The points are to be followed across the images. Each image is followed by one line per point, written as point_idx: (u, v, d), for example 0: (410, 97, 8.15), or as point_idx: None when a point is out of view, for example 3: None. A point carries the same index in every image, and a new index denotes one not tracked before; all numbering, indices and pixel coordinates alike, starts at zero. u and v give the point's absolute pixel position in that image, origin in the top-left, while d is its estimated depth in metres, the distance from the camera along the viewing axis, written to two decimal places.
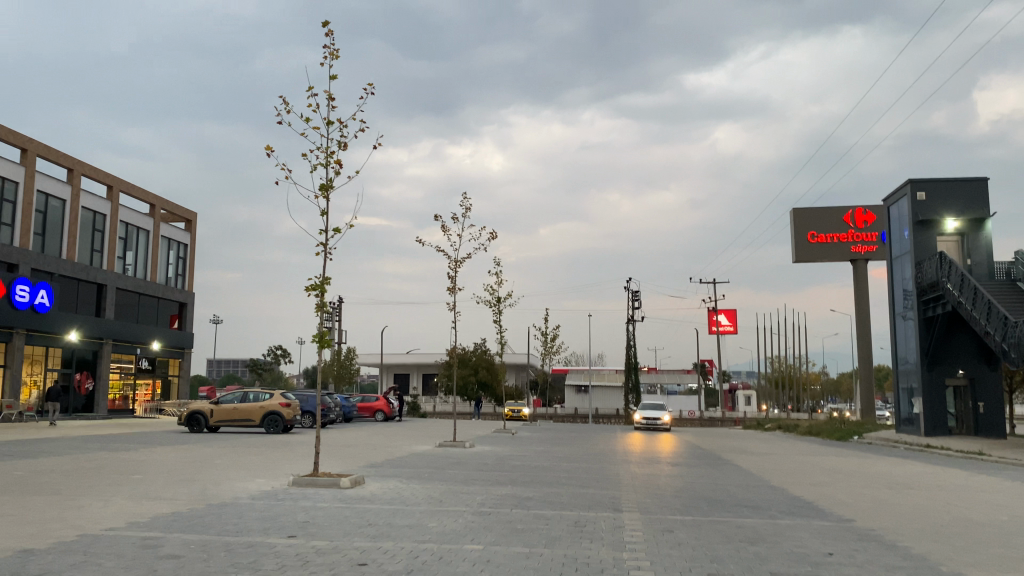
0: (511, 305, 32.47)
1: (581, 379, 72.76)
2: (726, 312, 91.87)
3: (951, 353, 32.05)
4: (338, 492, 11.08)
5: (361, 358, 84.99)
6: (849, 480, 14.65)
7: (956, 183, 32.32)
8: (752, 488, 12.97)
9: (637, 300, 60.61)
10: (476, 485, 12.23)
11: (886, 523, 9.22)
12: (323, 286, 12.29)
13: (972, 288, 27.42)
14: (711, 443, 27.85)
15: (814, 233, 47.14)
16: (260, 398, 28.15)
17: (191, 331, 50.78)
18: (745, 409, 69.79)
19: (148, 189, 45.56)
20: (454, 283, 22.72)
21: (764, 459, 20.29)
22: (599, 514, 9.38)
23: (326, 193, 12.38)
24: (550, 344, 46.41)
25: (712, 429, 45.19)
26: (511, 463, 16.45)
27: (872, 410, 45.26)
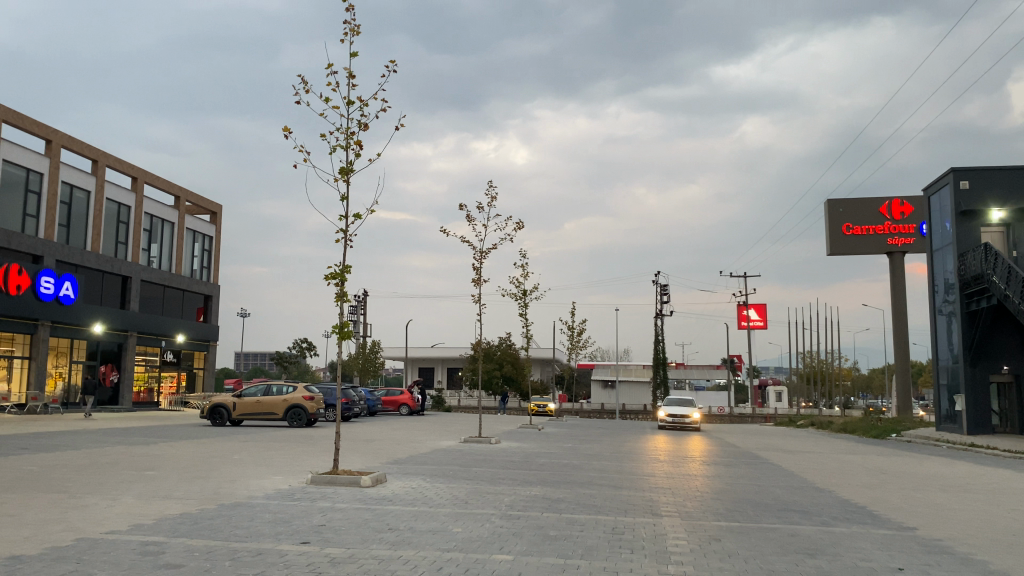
0: (538, 299, 31.70)
1: (608, 374, 71.90)
2: (755, 307, 90.53)
3: (996, 349, 30.89)
4: (357, 491, 10.46)
5: (387, 352, 84.76)
6: (898, 483, 13.78)
7: (1001, 172, 31.13)
8: (797, 491, 12.16)
9: (666, 294, 59.61)
10: (504, 485, 11.56)
11: (954, 532, 8.39)
12: (344, 274, 11.66)
13: (1020, 281, 26.31)
14: (745, 441, 26.97)
15: (849, 225, 45.93)
16: (283, 391, 27.68)
17: (216, 324, 50.66)
18: (775, 405, 68.55)
19: (172, 181, 45.39)
20: (479, 274, 22.04)
21: (803, 459, 19.44)
22: (637, 520, 8.66)
23: (347, 176, 11.74)
24: (577, 339, 45.60)
25: (742, 426, 44.26)
26: (539, 460, 15.77)
27: (909, 407, 44.03)
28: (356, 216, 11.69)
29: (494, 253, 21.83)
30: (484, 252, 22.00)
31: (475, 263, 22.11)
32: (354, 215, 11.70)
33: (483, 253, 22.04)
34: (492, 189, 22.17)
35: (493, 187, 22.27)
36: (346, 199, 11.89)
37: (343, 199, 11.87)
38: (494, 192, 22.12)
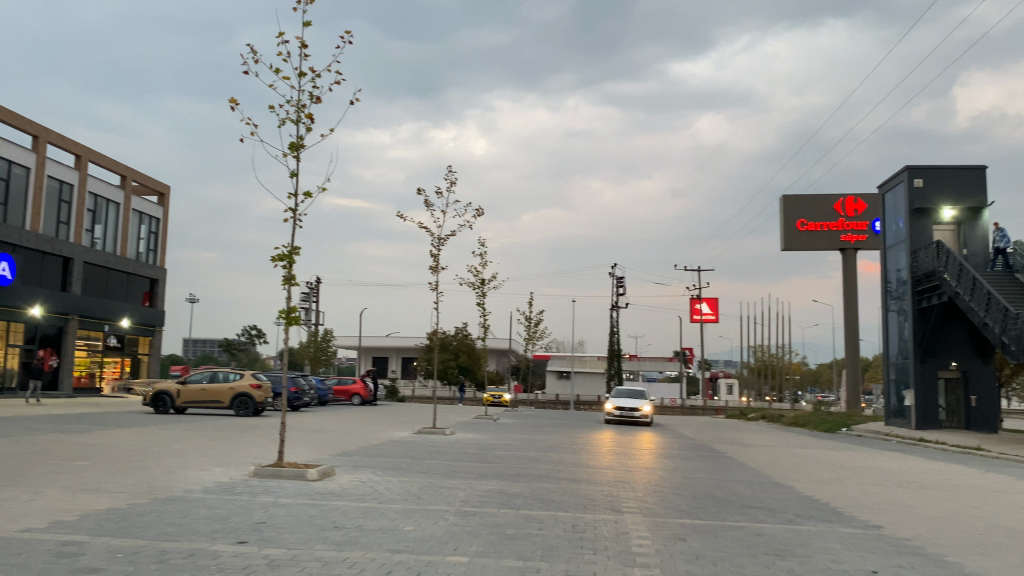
0: (496, 288, 31.20)
1: (563, 365, 71.85)
2: (708, 301, 91.37)
3: (944, 345, 31.38)
4: (303, 485, 9.89)
5: (340, 340, 83.57)
6: (856, 478, 13.66)
7: (954, 171, 31.55)
8: (758, 486, 11.92)
9: (622, 286, 59.64)
10: (458, 479, 11.08)
11: (922, 532, 8.15)
12: (292, 257, 11.06)
13: (971, 278, 26.66)
14: (700, 434, 26.91)
15: (803, 221, 46.35)
16: (229, 378, 26.83)
17: (162, 308, 49.21)
18: (727, 399, 69.20)
19: (117, 161, 43.79)
20: (436, 261, 21.51)
21: (759, 452, 19.37)
22: (598, 517, 8.27)
23: (298, 153, 11.11)
24: (533, 330, 45.28)
25: (695, 418, 44.48)
26: (495, 452, 15.34)
27: (858, 401, 44.70)
28: (306, 195, 11.08)
29: (452, 240, 21.28)
30: (441, 238, 21.44)
31: (432, 249, 21.57)
32: (304, 195, 11.07)
33: (440, 239, 21.49)
34: (451, 174, 21.57)
35: (452, 171, 21.67)
36: (296, 177, 11.26)
37: (293, 177, 11.24)
38: (453, 176, 21.54)
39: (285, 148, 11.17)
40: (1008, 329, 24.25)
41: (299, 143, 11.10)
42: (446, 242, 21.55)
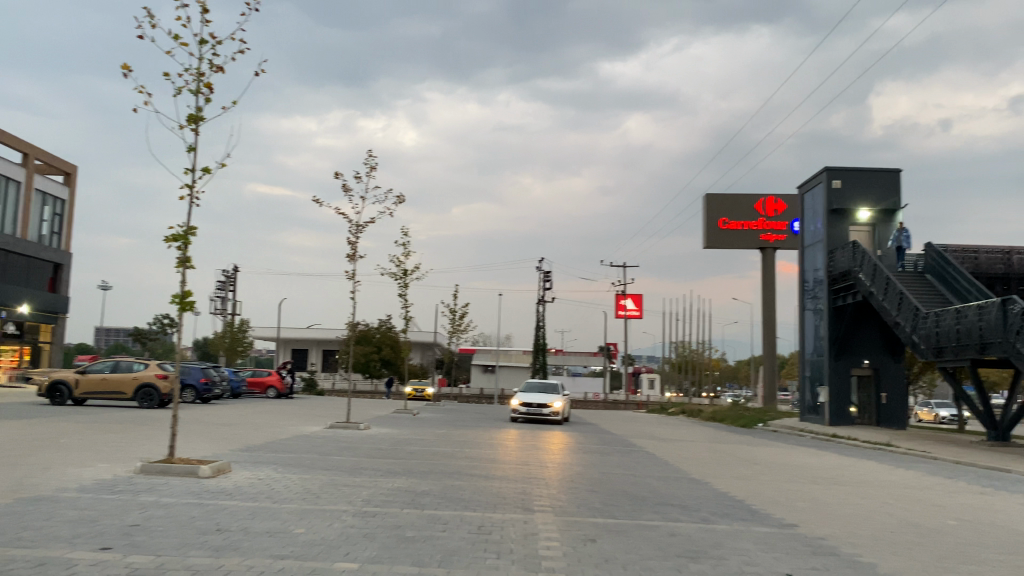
0: (418, 279, 30.48)
1: (488, 359, 71.52)
2: (633, 297, 92.44)
3: (858, 343, 32.23)
4: (192, 484, 9.13)
5: (260, 331, 81.31)
6: (770, 474, 13.64)
7: (870, 173, 32.41)
8: (674, 482, 11.69)
9: (548, 281, 59.55)
10: (364, 476, 10.48)
11: (837, 531, 7.98)
12: (188, 237, 10.28)
13: (884, 278, 27.35)
14: (620, 429, 26.88)
15: (725, 220, 47.03)
16: (133, 368, 25.44)
17: (66, 295, 46.76)
18: (649, 393, 70.16)
19: (19, 138, 41.32)
20: (354, 249, 20.74)
21: (677, 447, 19.31)
22: (507, 517, 7.83)
23: (196, 126, 10.34)
24: (458, 323, 44.68)
25: (616, 413, 44.78)
26: (408, 448, 14.78)
27: (774, 397, 45.68)
28: (204, 171, 10.31)
29: (371, 227, 20.60)
30: (360, 225, 20.70)
31: (350, 237, 20.79)
32: (202, 171, 10.31)
33: (359, 226, 20.76)
34: (370, 157, 20.83)
35: (371, 154, 20.92)
36: (194, 152, 10.48)
37: (190, 151, 10.46)
38: (371, 161, 20.79)
39: (182, 121, 10.37)
40: (918, 328, 24.96)
41: (197, 115, 10.32)
42: (363, 229, 20.82)
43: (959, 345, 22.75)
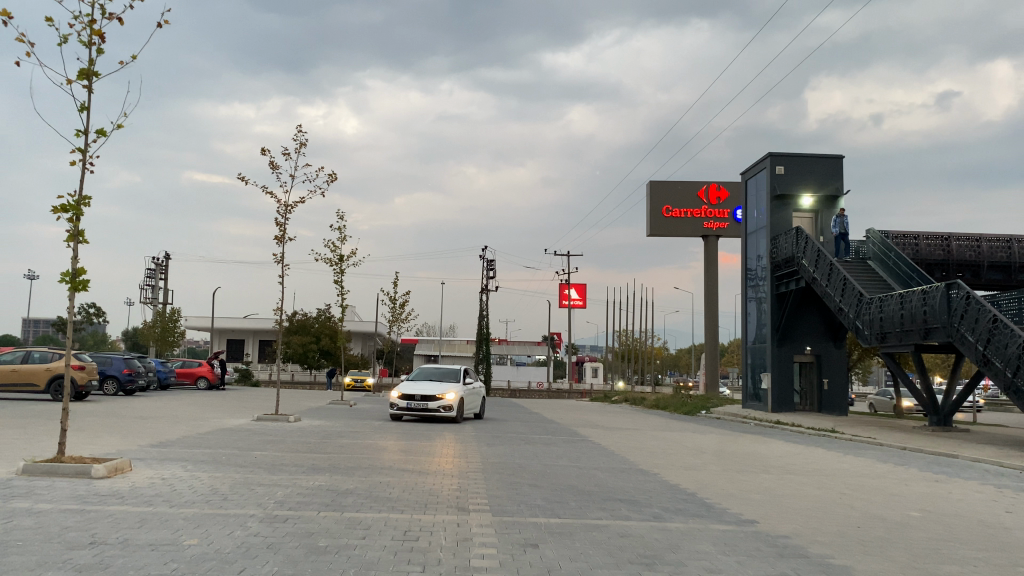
0: (355, 265, 29.20)
1: (430, 349, 70.39)
2: (576, 286, 92.28)
3: (800, 330, 32.25)
4: (81, 485, 8.00)
5: (194, 321, 78.62)
6: (720, 464, 13.07)
7: (812, 159, 32.37)
8: (622, 474, 10.95)
9: (491, 269, 58.61)
10: (282, 474, 9.46)
11: (798, 527, 7.31)
12: (80, 207, 9.09)
13: (828, 264, 27.24)
14: (565, 418, 26.26)
15: (669, 208, 46.79)
16: (46, 358, 23.79)
17: None
18: (592, 382, 70.02)
19: None
20: (283, 230, 19.55)
21: (622, 436, 18.71)
22: (438, 519, 6.93)
23: (89, 81, 9.11)
24: (398, 311, 43.43)
25: (559, 402, 44.29)
26: (338, 441, 13.77)
27: (716, 385, 45.74)
28: (100, 133, 9.11)
29: (302, 206, 19.49)
30: (289, 204, 19.55)
31: (279, 217, 19.57)
32: (96, 134, 9.11)
33: (288, 205, 19.60)
34: (300, 132, 19.77)
35: (301, 129, 19.86)
36: (87, 111, 9.25)
37: (83, 110, 9.22)
38: (302, 136, 19.73)
39: (72, 75, 9.12)
40: (862, 314, 24.88)
41: (90, 70, 9.09)
42: (293, 209, 19.69)
43: (903, 331, 22.71)
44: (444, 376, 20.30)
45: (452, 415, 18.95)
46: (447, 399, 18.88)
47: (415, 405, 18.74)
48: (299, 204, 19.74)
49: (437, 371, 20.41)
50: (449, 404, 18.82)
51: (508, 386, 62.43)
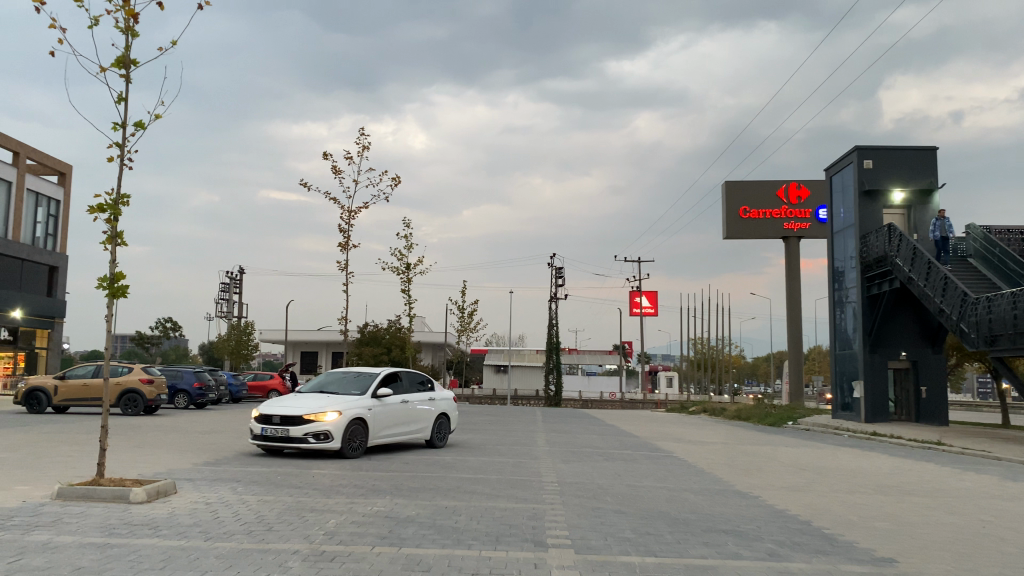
0: (422, 274, 28.44)
1: (501, 359, 69.48)
2: (648, 294, 90.39)
3: (894, 335, 30.11)
4: (115, 513, 7.19)
5: (268, 335, 79.66)
6: (827, 484, 11.64)
7: (903, 152, 30.30)
8: (719, 498, 9.66)
9: (561, 277, 57.44)
10: (339, 497, 8.52)
11: (950, 569, 5.97)
12: (118, 207, 8.39)
13: (926, 262, 25.23)
14: (644, 431, 24.85)
15: (747, 208, 44.95)
16: (116, 372, 23.67)
17: (62, 298, 45.19)
18: (667, 392, 68.06)
19: (10, 135, 39.53)
20: (347, 238, 18.72)
21: (710, 450, 17.33)
22: (512, 557, 5.86)
23: (126, 70, 8.39)
24: (466, 321, 42.63)
25: (634, 412, 42.72)
26: (405, 458, 12.84)
27: (801, 394, 43.55)
28: (138, 126, 8.39)
29: (366, 212, 18.68)
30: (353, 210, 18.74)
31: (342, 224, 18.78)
32: (135, 127, 8.38)
33: (352, 212, 18.80)
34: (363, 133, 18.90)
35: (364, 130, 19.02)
36: (125, 102, 8.53)
37: (120, 102, 8.51)
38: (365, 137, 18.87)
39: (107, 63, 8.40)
40: (966, 316, 22.81)
41: (127, 57, 8.36)
42: (357, 216, 18.90)
43: (1016, 333, 20.61)
44: (349, 385, 13.35)
45: (335, 445, 11.97)
46: (325, 421, 11.93)
47: (273, 432, 11.95)
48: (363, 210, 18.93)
49: (342, 377, 13.50)
50: (327, 428, 11.89)
51: (581, 397, 60.96)
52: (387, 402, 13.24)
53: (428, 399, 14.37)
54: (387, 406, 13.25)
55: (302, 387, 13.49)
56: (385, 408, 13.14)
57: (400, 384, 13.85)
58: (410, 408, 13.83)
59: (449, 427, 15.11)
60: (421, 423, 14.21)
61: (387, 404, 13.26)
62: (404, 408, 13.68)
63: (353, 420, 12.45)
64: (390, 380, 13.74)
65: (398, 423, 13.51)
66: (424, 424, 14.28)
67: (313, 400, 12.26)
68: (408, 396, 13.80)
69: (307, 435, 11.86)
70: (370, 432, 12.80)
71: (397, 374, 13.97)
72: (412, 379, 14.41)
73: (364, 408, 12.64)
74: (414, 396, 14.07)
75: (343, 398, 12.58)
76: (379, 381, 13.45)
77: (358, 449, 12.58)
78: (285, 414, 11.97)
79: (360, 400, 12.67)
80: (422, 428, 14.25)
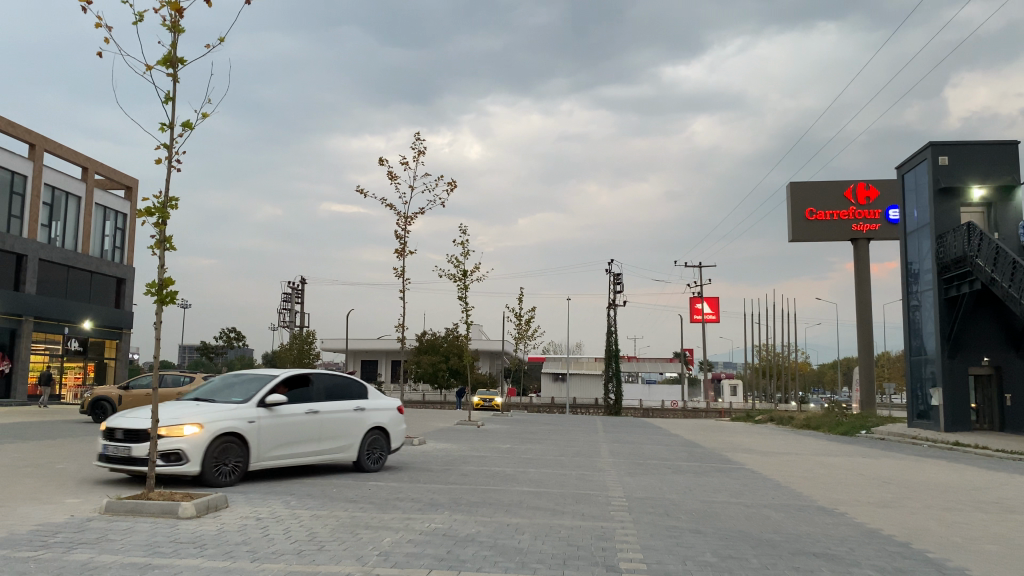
0: (480, 281, 28.07)
1: (559, 367, 68.76)
2: (708, 300, 88.68)
3: (975, 339, 28.52)
4: (161, 530, 6.86)
5: (328, 344, 80.46)
6: (917, 500, 10.76)
7: (981, 148, 28.80)
8: (803, 516, 8.94)
9: (620, 283, 56.57)
10: (394, 512, 8.09)
11: None
12: (166, 210, 8.13)
13: (1010, 262, 23.79)
14: (710, 441, 23.94)
15: (813, 210, 43.56)
16: (178, 381, 23.84)
17: (129, 309, 46.22)
18: (730, 400, 66.42)
19: (79, 151, 40.64)
20: (403, 243, 18.40)
21: (782, 462, 16.44)
22: None
23: (172, 68, 8.15)
24: (524, 328, 42.13)
25: (697, 422, 41.62)
26: (464, 469, 12.39)
27: (873, 401, 41.74)
28: (185, 126, 8.13)
29: (423, 217, 18.35)
30: (409, 215, 18.43)
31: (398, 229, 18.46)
32: (182, 127, 8.13)
33: (408, 217, 18.47)
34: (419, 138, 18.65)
35: (419, 136, 18.78)
36: (172, 103, 8.28)
37: (167, 101, 8.27)
38: (421, 142, 18.59)
39: (153, 62, 8.17)
40: None
41: (173, 55, 8.13)
42: (412, 221, 18.58)
43: None
44: (239, 389, 10.47)
45: (194, 469, 9.14)
46: (178, 436, 9.10)
47: (117, 449, 9.24)
48: (419, 216, 18.60)
49: (234, 381, 10.65)
50: (181, 445, 9.05)
51: (641, 405, 59.86)
52: (285, 412, 10.34)
53: (351, 410, 11.34)
54: (285, 418, 10.32)
55: (187, 395, 10.75)
56: (279, 419, 10.21)
57: (309, 390, 10.90)
58: (324, 421, 10.86)
59: (387, 445, 12.00)
60: (343, 440, 11.17)
61: (285, 416, 10.33)
62: (312, 420, 10.69)
63: (226, 435, 9.59)
64: (295, 386, 10.79)
65: (303, 440, 10.53)
66: (347, 442, 11.23)
67: (173, 410, 9.47)
68: (319, 405, 10.83)
69: (153, 456, 9.04)
70: (251, 452, 9.85)
71: (309, 377, 11.04)
72: (333, 384, 11.43)
73: (243, 420, 9.75)
74: (328, 406, 11.07)
75: (214, 407, 9.72)
76: (275, 387, 10.54)
77: (237, 472, 9.67)
78: (132, 427, 9.22)
79: (238, 409, 9.79)
80: (346, 446, 11.21)
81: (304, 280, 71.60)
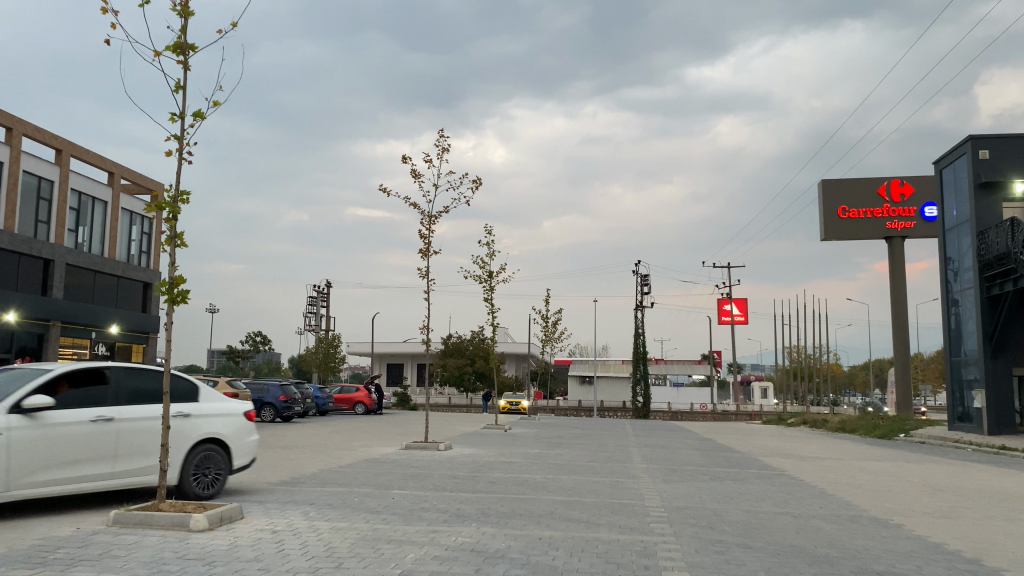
0: (506, 282, 27.54)
1: (586, 370, 68.09)
2: (737, 301, 87.56)
3: (1019, 338, 27.48)
4: (170, 544, 6.42)
5: (354, 348, 80.44)
6: (976, 509, 10.09)
7: (1022, 142, 27.89)
8: (857, 528, 8.33)
9: (648, 284, 55.77)
10: (418, 524, 7.60)
11: None
12: (177, 205, 7.72)
13: None
14: (745, 445, 23.20)
15: (846, 208, 42.58)
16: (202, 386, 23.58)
17: (156, 314, 46.34)
18: (761, 403, 65.31)
19: (105, 156, 40.78)
20: (427, 243, 17.92)
21: (823, 467, 15.77)
22: None
23: (183, 55, 7.74)
24: (551, 331, 41.55)
25: (727, 425, 40.79)
26: (492, 476, 11.88)
27: (910, 403, 40.61)
28: (197, 116, 7.71)
29: (447, 215, 17.87)
30: (432, 214, 17.96)
31: (421, 228, 18.00)
32: (194, 117, 7.71)
33: (432, 215, 18.00)
34: (442, 135, 18.21)
35: (442, 133, 18.34)
36: (182, 91, 7.87)
37: (177, 91, 7.85)
38: (444, 139, 18.12)
39: (162, 49, 7.76)
40: None
41: (184, 42, 7.72)
42: (437, 220, 18.10)
43: None
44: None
45: None
46: None
47: None
48: (443, 214, 18.12)
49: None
50: None
51: (670, 408, 58.97)
52: (52, 421, 7.53)
53: (171, 415, 8.54)
54: (59, 428, 7.57)
55: None
56: (45, 432, 7.42)
57: (102, 391, 8.12)
58: (120, 433, 8.04)
59: (229, 465, 9.14)
60: (155, 457, 8.34)
61: (55, 426, 7.54)
62: (104, 431, 7.93)
63: None
64: (82, 384, 8.02)
65: (89, 458, 7.78)
66: (165, 458, 8.44)
67: None
68: (113, 410, 8.05)
69: None
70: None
71: (105, 375, 8.28)
72: (146, 383, 8.63)
73: None
74: (135, 412, 8.28)
75: None
76: (43, 385, 7.72)
77: None
78: None
79: None
80: (164, 464, 8.43)
81: (330, 284, 71.62)
